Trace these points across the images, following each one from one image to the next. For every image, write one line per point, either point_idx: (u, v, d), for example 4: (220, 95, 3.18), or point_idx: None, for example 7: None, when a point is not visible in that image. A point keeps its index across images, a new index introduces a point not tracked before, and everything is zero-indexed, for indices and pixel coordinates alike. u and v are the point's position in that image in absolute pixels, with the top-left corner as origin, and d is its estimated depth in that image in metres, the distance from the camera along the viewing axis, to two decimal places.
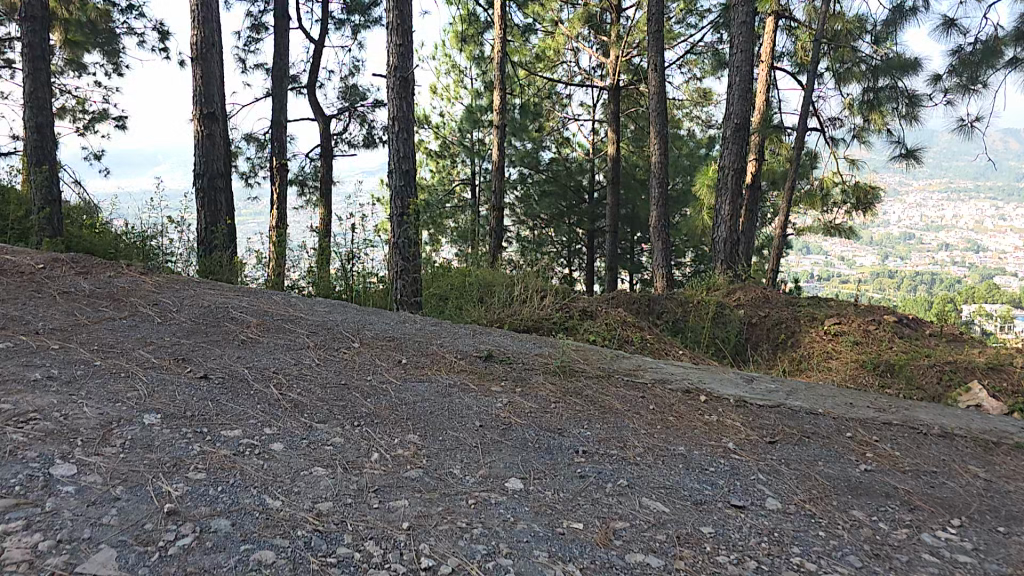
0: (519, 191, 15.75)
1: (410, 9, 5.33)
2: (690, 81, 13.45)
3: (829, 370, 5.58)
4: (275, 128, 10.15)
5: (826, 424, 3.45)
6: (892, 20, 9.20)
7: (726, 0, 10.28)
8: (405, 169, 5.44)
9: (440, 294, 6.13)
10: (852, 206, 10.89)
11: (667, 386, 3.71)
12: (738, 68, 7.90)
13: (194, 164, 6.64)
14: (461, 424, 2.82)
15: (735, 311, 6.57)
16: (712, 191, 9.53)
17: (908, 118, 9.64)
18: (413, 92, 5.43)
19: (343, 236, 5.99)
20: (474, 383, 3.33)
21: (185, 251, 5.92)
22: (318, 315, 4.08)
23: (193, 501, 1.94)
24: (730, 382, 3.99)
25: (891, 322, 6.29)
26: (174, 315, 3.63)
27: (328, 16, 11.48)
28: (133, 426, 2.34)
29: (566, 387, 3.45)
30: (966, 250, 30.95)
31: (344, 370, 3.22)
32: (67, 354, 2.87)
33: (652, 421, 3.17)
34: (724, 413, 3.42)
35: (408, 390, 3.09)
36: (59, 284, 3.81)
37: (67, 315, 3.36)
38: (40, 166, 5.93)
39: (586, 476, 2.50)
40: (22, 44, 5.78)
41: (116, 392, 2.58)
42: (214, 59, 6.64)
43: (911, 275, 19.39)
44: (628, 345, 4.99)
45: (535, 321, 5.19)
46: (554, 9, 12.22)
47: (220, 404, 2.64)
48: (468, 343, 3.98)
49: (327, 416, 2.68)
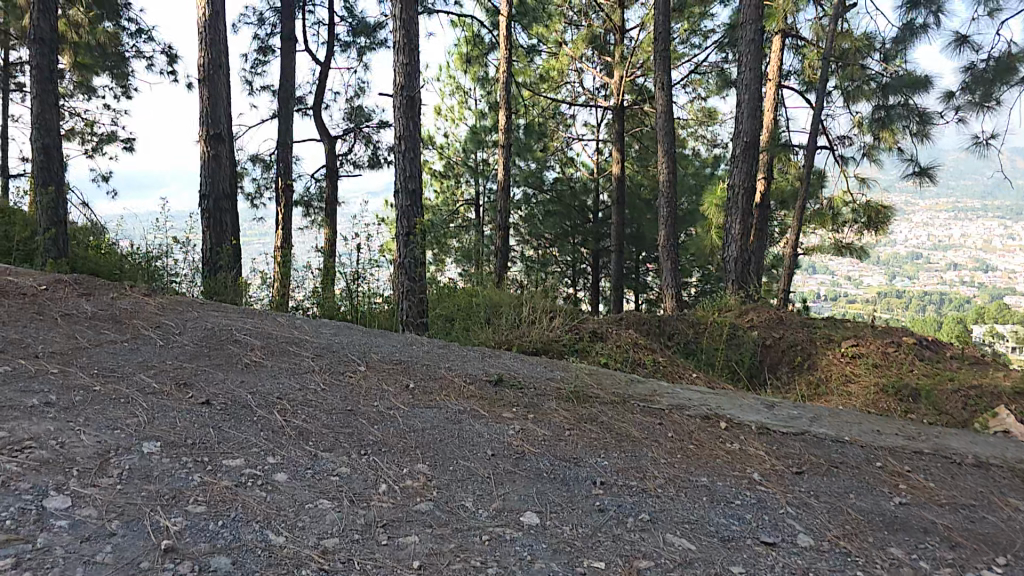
0: (523, 211, 15.75)
1: (417, 29, 5.37)
2: (694, 100, 13.53)
3: (848, 394, 5.43)
4: (281, 148, 10.19)
5: (854, 453, 3.32)
6: (902, 37, 9.35)
7: (730, 20, 10.38)
8: (412, 188, 5.42)
9: (446, 316, 6.03)
10: (863, 224, 10.88)
11: (685, 413, 3.57)
12: (746, 86, 7.91)
13: (200, 184, 6.64)
14: (472, 452, 2.70)
15: (749, 332, 6.43)
16: (721, 211, 9.41)
17: (919, 136, 9.66)
18: (420, 111, 5.43)
19: (349, 256, 6.06)
20: (485, 409, 3.21)
21: (189, 272, 5.83)
22: (324, 337, 3.99)
23: (193, 537, 1.83)
24: (750, 407, 3.85)
25: (910, 344, 6.15)
26: (176, 337, 3.55)
27: (335, 39, 11.66)
28: (131, 455, 2.24)
29: (580, 414, 3.32)
30: (975, 271, 30.65)
31: (350, 396, 3.11)
32: (65, 378, 2.78)
33: (672, 449, 3.04)
34: (746, 442, 3.28)
35: (415, 416, 2.97)
36: (61, 306, 3.74)
37: (67, 338, 3.28)
38: (48, 187, 5.93)
39: (605, 510, 2.36)
40: (31, 66, 5.82)
41: (115, 419, 2.48)
42: (221, 80, 6.69)
43: (922, 295, 19.19)
44: (640, 367, 4.87)
45: (544, 344, 5.06)
46: (559, 30, 12.37)
47: (223, 431, 2.53)
48: (477, 366, 3.87)
49: (333, 444, 2.57)
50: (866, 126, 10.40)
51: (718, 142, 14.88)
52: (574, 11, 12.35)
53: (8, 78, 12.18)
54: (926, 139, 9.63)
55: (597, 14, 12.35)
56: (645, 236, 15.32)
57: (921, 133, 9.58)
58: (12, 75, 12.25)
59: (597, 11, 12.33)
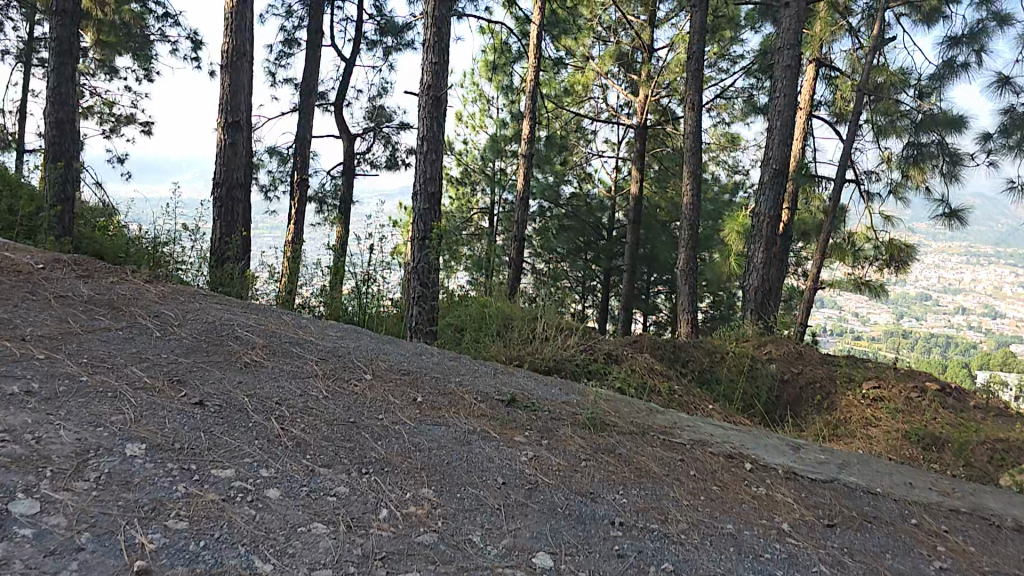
0: (537, 223, 15.59)
1: (449, 29, 5.25)
2: (718, 125, 13.42)
3: (869, 438, 5.15)
4: (299, 142, 10.09)
5: (887, 507, 3.10)
6: (940, 75, 9.27)
7: (763, 47, 10.28)
8: (432, 192, 5.25)
9: (456, 325, 5.86)
10: (884, 261, 10.62)
11: (708, 449, 3.34)
12: (779, 112, 7.75)
13: (215, 172, 6.52)
14: (481, 479, 2.48)
15: (768, 366, 6.20)
16: (742, 238, 8.92)
17: (947, 177, 9.59)
18: (445, 112, 5.29)
19: (359, 255, 5.86)
20: (496, 431, 2.99)
21: (196, 260, 5.63)
22: (331, 340, 3.81)
23: (169, 559, 1.63)
24: (776, 448, 3.63)
25: (933, 391, 5.88)
26: (175, 329, 3.36)
27: (361, 37, 11.62)
28: (113, 457, 2.03)
29: (597, 443, 3.09)
30: (985, 319, 30.39)
31: (353, 406, 2.90)
32: (50, 365, 2.58)
33: (694, 490, 2.81)
34: (773, 487, 3.07)
35: (422, 434, 2.76)
36: (56, 287, 3.57)
37: (59, 322, 3.10)
38: (57, 164, 5.79)
39: (625, 556, 2.12)
40: (50, 38, 5.73)
41: (99, 414, 2.27)
42: (243, 68, 6.59)
43: (931, 337, 18.94)
44: (656, 395, 4.64)
45: (557, 363, 4.83)
46: (587, 44, 12.26)
47: (216, 436, 2.33)
48: (488, 383, 3.65)
49: (332, 459, 2.35)
50: (895, 163, 10.25)
51: (739, 169, 14.75)
52: (603, 27, 12.30)
53: (31, 52, 12.20)
54: (955, 181, 9.54)
55: (626, 32, 12.34)
56: (658, 258, 15.14)
57: (952, 174, 9.50)
58: (34, 49, 12.27)
59: (626, 28, 12.32)
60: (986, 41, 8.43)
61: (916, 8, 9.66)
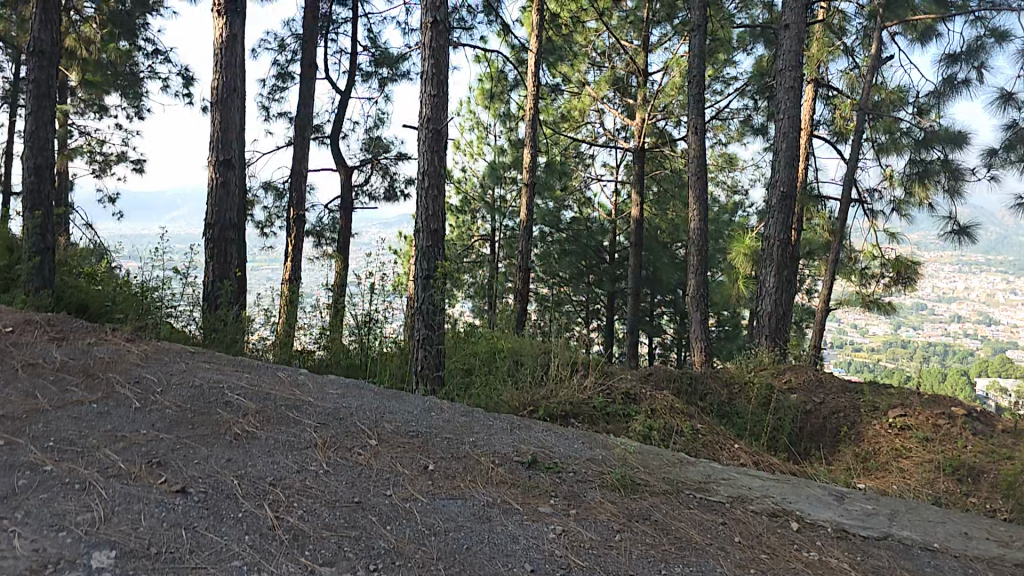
0: (540, 249, 15.24)
1: (446, 60, 5.06)
2: (715, 146, 13.41)
3: (903, 472, 4.83)
4: (294, 176, 9.87)
5: (949, 567, 2.78)
6: (941, 91, 9.19)
7: (756, 70, 10.30)
8: (433, 228, 5.00)
9: (463, 366, 5.40)
10: (891, 278, 10.50)
11: (748, 508, 3.05)
12: (783, 134, 7.60)
13: (207, 213, 6.29)
14: (507, 568, 2.15)
15: (790, 397, 5.92)
16: (750, 260, 8.80)
17: (950, 193, 9.45)
18: (447, 145, 5.07)
19: (359, 296, 5.52)
20: (518, 501, 2.69)
21: (186, 307, 5.38)
22: (331, 400, 3.48)
23: None
24: (819, 501, 3.33)
25: (962, 416, 5.53)
26: (156, 397, 3.05)
27: (356, 68, 11.56)
28: (74, 573, 1.70)
29: (629, 509, 2.79)
30: (981, 326, 30.57)
31: (357, 481, 2.59)
32: (9, 455, 2.27)
33: (742, 561, 2.49)
34: (826, 550, 2.75)
35: (436, 512, 2.45)
36: (27, 354, 3.27)
37: (24, 398, 2.79)
38: (34, 211, 5.50)
39: None
40: (28, 80, 5.48)
41: (62, 514, 1.96)
42: (234, 105, 6.42)
43: (933, 347, 18.84)
44: (679, 437, 4.33)
45: (573, 406, 4.55)
46: (582, 69, 12.35)
47: (200, 533, 2.01)
48: (505, 442, 3.34)
49: (335, 556, 2.03)
50: (898, 180, 10.16)
51: (739, 188, 14.70)
52: (597, 53, 12.39)
53: (17, 94, 12.07)
54: (959, 195, 9.37)
55: (621, 57, 12.39)
56: (660, 279, 14.91)
57: (954, 190, 9.34)
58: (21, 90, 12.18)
59: (621, 54, 12.39)
60: (985, 58, 8.40)
61: (911, 27, 9.68)
